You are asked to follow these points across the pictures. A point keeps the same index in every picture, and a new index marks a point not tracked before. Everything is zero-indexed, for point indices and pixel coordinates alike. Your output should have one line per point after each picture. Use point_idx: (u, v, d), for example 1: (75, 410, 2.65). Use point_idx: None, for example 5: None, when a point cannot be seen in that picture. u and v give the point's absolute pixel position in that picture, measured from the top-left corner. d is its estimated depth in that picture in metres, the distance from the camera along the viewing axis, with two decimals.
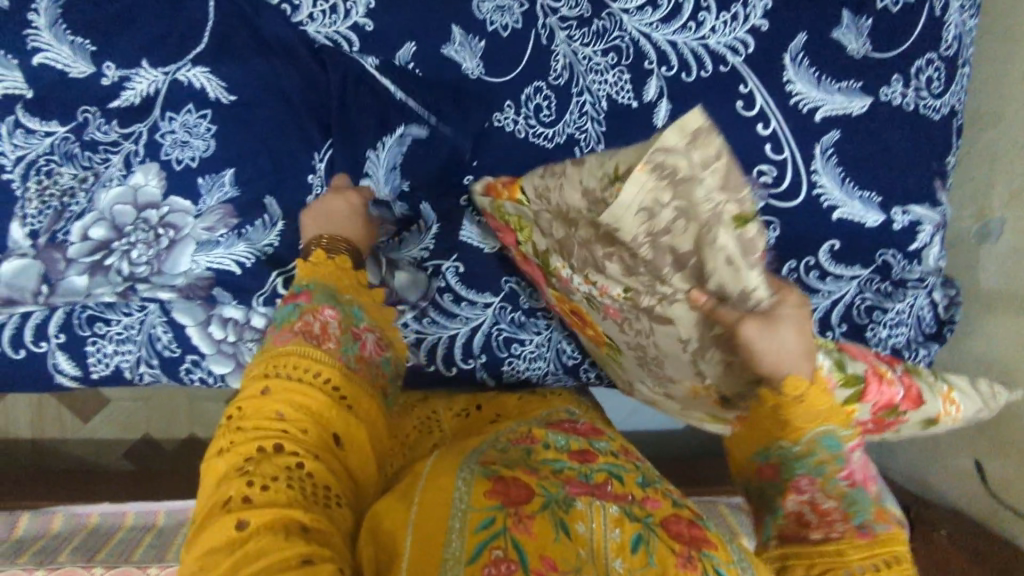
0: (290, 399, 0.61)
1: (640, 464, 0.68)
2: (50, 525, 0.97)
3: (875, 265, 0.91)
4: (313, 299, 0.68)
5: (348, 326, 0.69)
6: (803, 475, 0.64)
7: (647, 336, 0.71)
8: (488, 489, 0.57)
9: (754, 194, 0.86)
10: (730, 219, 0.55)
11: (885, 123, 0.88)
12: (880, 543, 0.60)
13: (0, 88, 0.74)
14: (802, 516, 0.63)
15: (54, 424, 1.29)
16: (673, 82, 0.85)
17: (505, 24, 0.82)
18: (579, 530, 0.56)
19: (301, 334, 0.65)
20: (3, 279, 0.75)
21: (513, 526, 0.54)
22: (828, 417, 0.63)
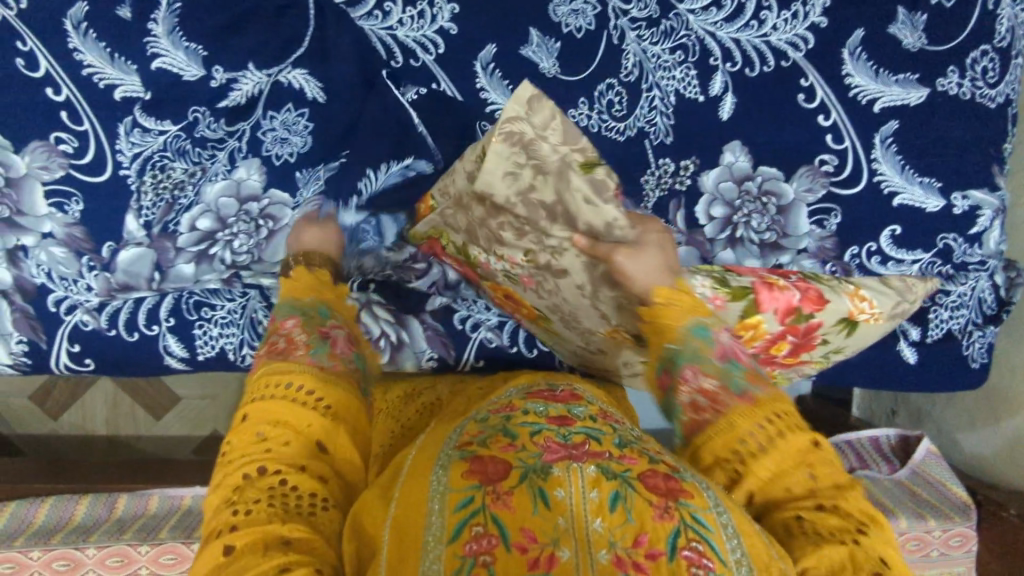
0: (267, 417, 0.60)
1: (618, 424, 0.65)
2: (147, 506, 1.02)
3: (937, 248, 0.93)
4: (275, 318, 0.69)
5: (314, 327, 0.69)
6: (688, 367, 0.64)
7: (557, 295, 0.75)
8: (466, 470, 0.56)
9: (813, 183, 0.92)
10: (578, 166, 0.64)
11: (942, 112, 0.91)
12: (761, 404, 0.62)
13: (121, 90, 0.80)
14: (695, 404, 0.63)
15: (128, 421, 1.34)
16: (737, 77, 0.90)
17: (580, 26, 0.88)
18: (557, 496, 0.54)
19: (268, 353, 0.65)
20: (121, 266, 0.82)
21: (492, 502, 0.54)
22: (688, 309, 0.67)
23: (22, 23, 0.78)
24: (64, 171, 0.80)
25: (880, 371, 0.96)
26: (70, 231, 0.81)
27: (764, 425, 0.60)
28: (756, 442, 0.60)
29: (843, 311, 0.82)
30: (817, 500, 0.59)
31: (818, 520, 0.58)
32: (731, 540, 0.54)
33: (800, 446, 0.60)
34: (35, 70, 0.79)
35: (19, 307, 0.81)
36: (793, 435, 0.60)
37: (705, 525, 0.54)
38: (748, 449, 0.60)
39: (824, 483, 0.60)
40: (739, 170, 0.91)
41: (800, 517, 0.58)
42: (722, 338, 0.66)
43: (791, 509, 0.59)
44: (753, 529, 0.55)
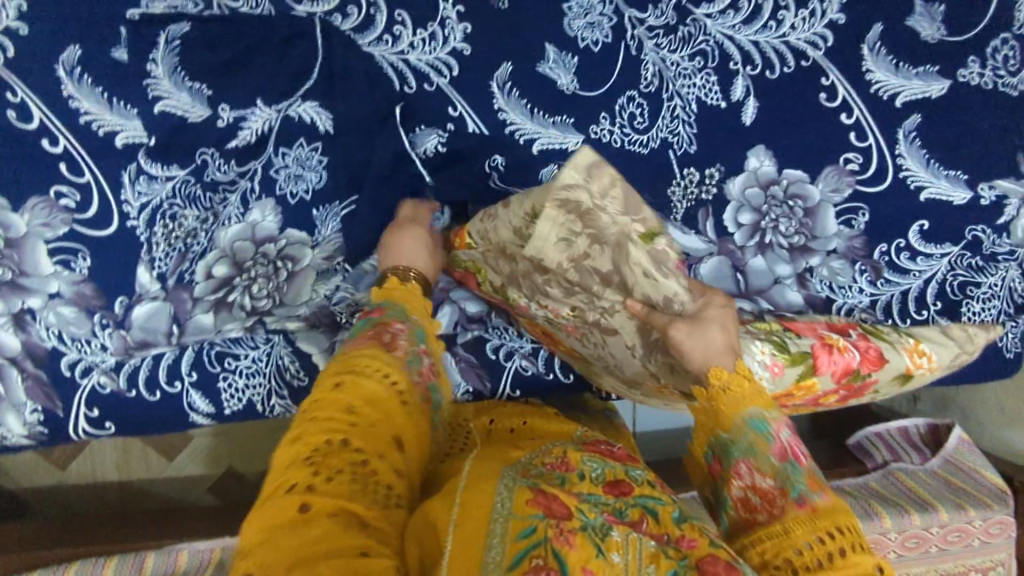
0: (360, 395, 0.59)
1: (677, 499, 0.60)
2: (176, 564, 0.97)
3: (966, 241, 0.92)
4: (385, 314, 0.69)
5: (415, 343, 0.67)
6: (741, 461, 0.63)
7: (601, 348, 0.75)
8: (529, 497, 0.53)
9: (840, 182, 0.90)
10: (639, 237, 0.63)
11: (965, 103, 0.90)
12: (823, 516, 0.58)
13: (122, 137, 0.76)
14: (748, 502, 0.62)
15: (141, 466, 1.28)
16: (758, 80, 0.88)
17: (596, 40, 0.85)
18: (614, 559, 0.50)
19: (374, 338, 0.65)
20: (137, 323, 0.78)
21: (555, 537, 0.50)
22: (749, 399, 0.64)
23: (11, 72, 0.73)
24: (67, 226, 0.76)
25: None
26: (78, 289, 0.77)
27: (822, 537, 0.56)
28: (812, 554, 0.56)
29: (899, 369, 0.87)
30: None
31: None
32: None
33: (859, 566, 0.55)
34: (29, 121, 0.74)
35: (29, 373, 0.77)
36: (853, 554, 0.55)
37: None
38: (805, 562, 0.56)
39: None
40: (764, 175, 0.89)
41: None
42: (780, 437, 0.63)
43: None
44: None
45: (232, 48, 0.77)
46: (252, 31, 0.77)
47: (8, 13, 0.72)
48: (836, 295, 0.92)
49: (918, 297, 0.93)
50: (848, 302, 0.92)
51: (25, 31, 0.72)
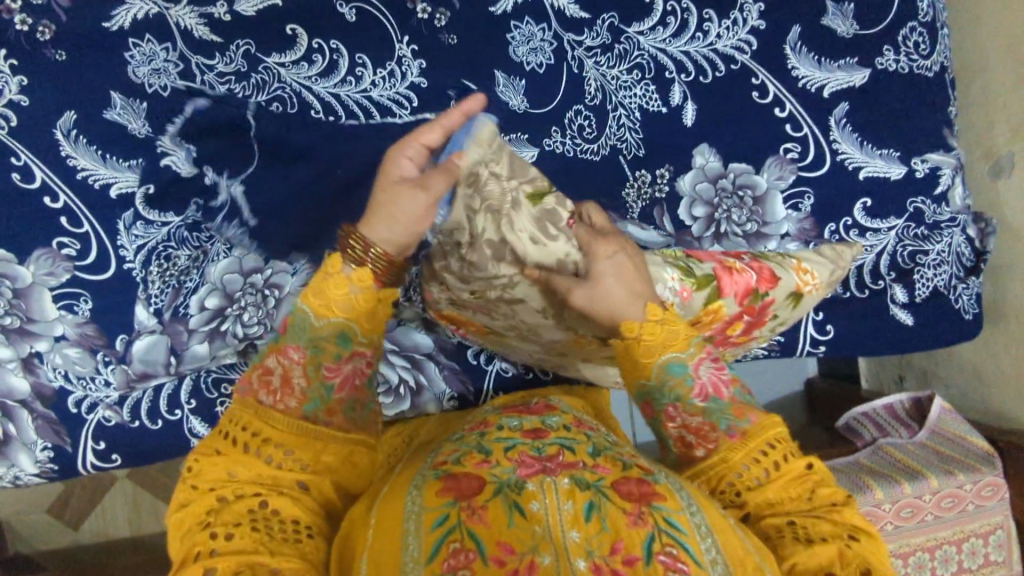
0: (239, 459, 0.61)
1: (592, 434, 0.69)
2: None
3: (908, 213, 0.99)
4: (281, 342, 0.64)
5: (317, 366, 0.63)
6: (669, 405, 0.68)
7: (512, 317, 0.77)
8: (439, 488, 0.60)
9: (782, 170, 0.97)
10: (527, 198, 0.70)
11: (886, 88, 0.98)
12: (758, 429, 0.67)
13: (117, 188, 0.84)
14: (684, 438, 0.69)
15: (151, 519, 1.32)
16: (694, 86, 0.96)
17: (540, 62, 0.93)
18: (534, 508, 0.58)
19: (255, 387, 0.63)
20: (138, 356, 0.83)
21: (468, 517, 0.57)
22: (669, 345, 0.68)
23: (15, 139, 0.81)
24: (69, 273, 0.82)
25: (886, 339, 1.00)
26: (81, 330, 0.83)
27: (763, 450, 0.66)
28: (756, 466, 0.66)
29: (791, 287, 0.83)
30: (824, 509, 0.65)
31: (813, 525, 0.63)
32: (705, 539, 0.58)
33: (797, 473, 0.66)
34: (31, 181, 0.81)
35: (39, 413, 0.82)
36: (789, 460, 0.66)
37: (677, 528, 0.58)
38: (746, 483, 0.66)
39: (817, 498, 0.65)
40: (712, 170, 0.96)
41: (791, 522, 0.63)
42: (709, 373, 0.69)
43: (774, 517, 0.64)
44: (732, 535, 0.59)
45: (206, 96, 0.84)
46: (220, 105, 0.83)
47: (11, 88, 0.80)
48: None
49: (872, 269, 0.99)
50: None
51: (25, 102, 0.81)
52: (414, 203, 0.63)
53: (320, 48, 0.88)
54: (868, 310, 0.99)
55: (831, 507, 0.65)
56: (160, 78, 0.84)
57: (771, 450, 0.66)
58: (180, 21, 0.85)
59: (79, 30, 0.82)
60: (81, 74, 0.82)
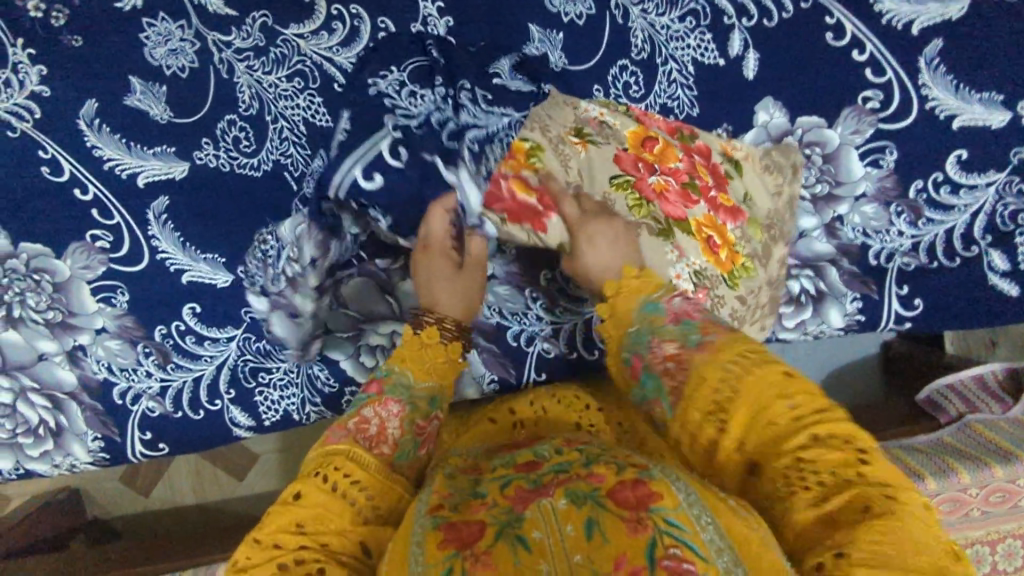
0: (316, 503, 0.55)
1: (585, 449, 0.58)
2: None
3: (1011, 166, 0.85)
4: (380, 392, 0.64)
5: (409, 422, 0.63)
6: (654, 348, 0.59)
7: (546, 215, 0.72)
8: (441, 538, 0.49)
9: (859, 122, 0.86)
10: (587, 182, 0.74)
11: (988, 20, 0.84)
12: (707, 363, 0.55)
13: (143, 176, 0.82)
14: (669, 374, 0.57)
15: (214, 487, 1.38)
16: (756, 31, 0.85)
17: (580, 13, 0.84)
18: (536, 537, 0.48)
19: (354, 433, 0.60)
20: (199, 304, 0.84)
21: (471, 566, 0.47)
22: (641, 288, 0.65)
23: (40, 132, 0.79)
24: (105, 266, 0.82)
25: (980, 312, 0.88)
26: (121, 322, 0.83)
27: (728, 366, 0.54)
28: (717, 413, 0.53)
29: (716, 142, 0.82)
30: (811, 419, 0.49)
31: (819, 459, 0.48)
32: (709, 530, 0.47)
33: (771, 379, 0.52)
34: (60, 174, 0.80)
35: (88, 405, 0.84)
36: (747, 381, 0.52)
37: (679, 526, 0.47)
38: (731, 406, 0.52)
39: (797, 405, 0.50)
40: (776, 128, 0.86)
41: (795, 452, 0.49)
42: (654, 347, 0.59)
43: (787, 450, 0.49)
44: (738, 518, 0.49)
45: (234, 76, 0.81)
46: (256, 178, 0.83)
47: (31, 79, 0.78)
48: (872, 240, 0.88)
49: (964, 233, 0.87)
50: (887, 246, 0.88)
51: (46, 92, 0.79)
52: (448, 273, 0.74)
53: (341, 14, 0.81)
54: (962, 280, 0.88)
55: (814, 415, 0.50)
56: (178, 59, 0.81)
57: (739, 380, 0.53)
58: None
59: (94, 13, 0.79)
60: (101, 62, 0.80)
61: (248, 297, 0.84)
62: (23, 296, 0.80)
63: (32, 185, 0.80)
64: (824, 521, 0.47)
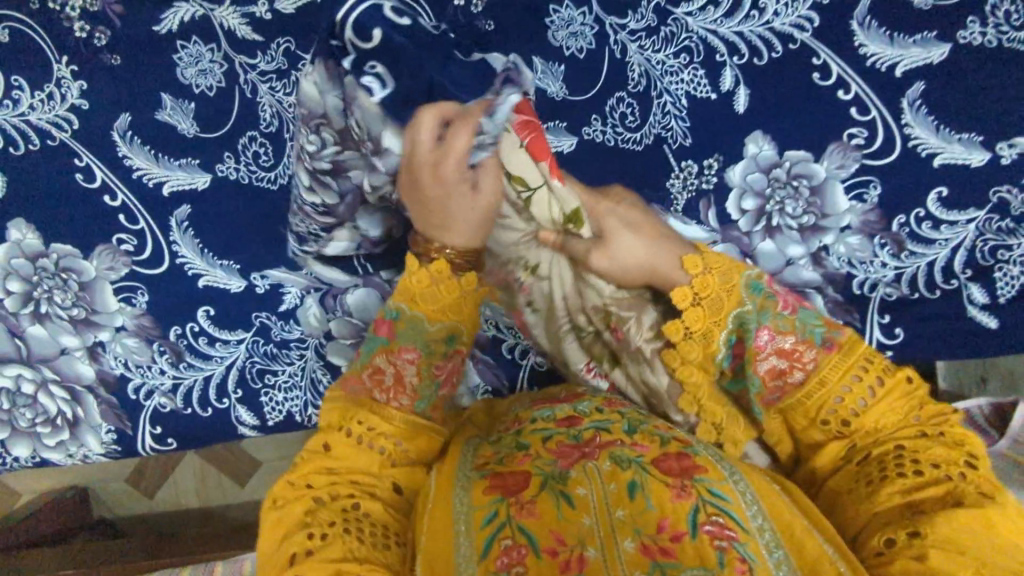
0: (345, 453, 0.63)
1: (626, 411, 0.67)
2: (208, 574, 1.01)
3: (991, 204, 0.89)
4: (396, 338, 0.67)
5: (427, 367, 0.68)
6: (761, 330, 0.62)
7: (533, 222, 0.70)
8: (486, 486, 0.59)
9: (844, 158, 0.90)
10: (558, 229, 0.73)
11: (969, 65, 0.88)
12: (845, 361, 0.61)
13: (168, 186, 0.88)
14: (775, 370, 0.63)
15: (217, 491, 1.41)
16: (747, 68, 0.90)
17: (581, 47, 0.90)
18: (580, 493, 0.57)
19: (372, 387, 0.66)
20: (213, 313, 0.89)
21: (518, 513, 0.56)
22: (738, 268, 0.64)
23: (77, 142, 0.87)
24: (128, 268, 0.88)
25: (962, 344, 0.91)
26: (139, 321, 0.88)
27: (855, 380, 0.61)
28: (842, 408, 0.61)
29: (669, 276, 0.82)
30: (916, 427, 0.59)
31: (920, 455, 0.57)
32: (751, 507, 0.57)
33: (899, 390, 0.61)
34: (93, 181, 0.87)
35: (103, 398, 0.89)
36: (888, 382, 0.61)
37: (721, 497, 0.57)
38: (849, 408, 0.61)
39: (926, 415, 0.60)
40: (765, 159, 0.90)
41: (897, 448, 0.59)
42: (764, 338, 0.62)
43: (889, 445, 0.59)
44: (780, 503, 0.58)
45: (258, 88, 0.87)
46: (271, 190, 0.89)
47: (72, 93, 0.86)
48: (856, 270, 0.91)
49: (945, 267, 0.90)
50: (870, 276, 0.91)
51: (85, 105, 0.86)
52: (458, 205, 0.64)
53: None
54: (942, 312, 0.91)
55: (919, 428, 0.59)
56: (207, 78, 0.87)
57: (883, 384, 0.61)
58: (223, 21, 0.87)
59: (133, 35, 0.86)
60: (136, 80, 0.87)
61: (259, 302, 0.89)
62: (51, 293, 0.87)
63: (68, 192, 0.87)
64: (908, 505, 0.55)
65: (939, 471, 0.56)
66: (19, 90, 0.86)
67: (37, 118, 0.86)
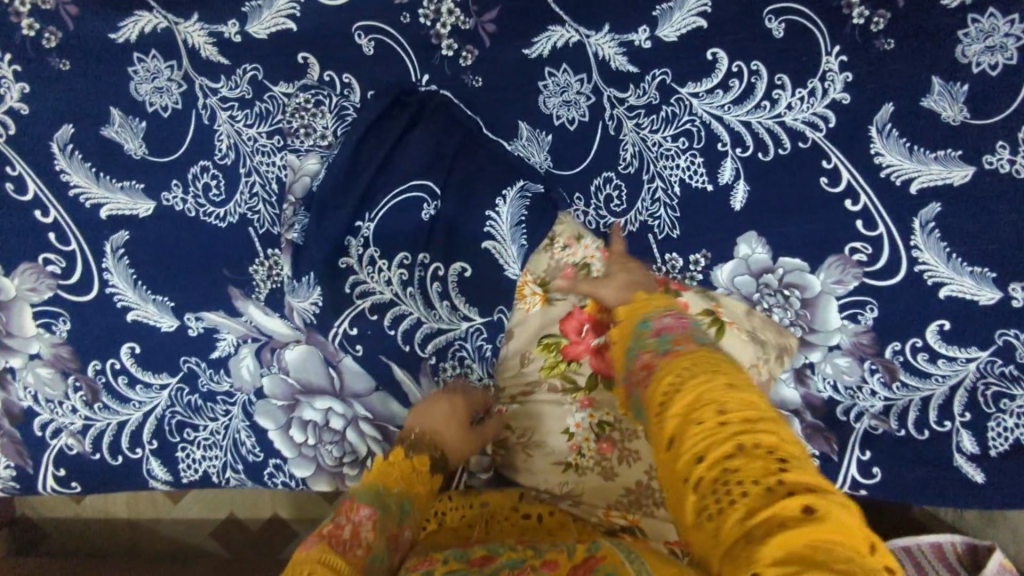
0: None
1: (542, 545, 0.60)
2: None
3: (995, 346, 0.81)
4: (353, 500, 0.61)
5: (384, 528, 0.60)
6: (647, 351, 0.61)
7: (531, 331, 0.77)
8: None
9: (842, 273, 0.83)
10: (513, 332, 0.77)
11: (993, 193, 0.80)
12: (670, 367, 0.57)
13: (107, 209, 0.81)
14: (642, 374, 0.60)
15: (149, 506, 1.35)
16: (750, 162, 0.82)
17: (572, 117, 0.83)
18: None
19: (326, 538, 0.57)
20: (137, 352, 0.82)
21: None
22: (642, 308, 0.67)
23: (13, 148, 0.79)
24: (52, 291, 0.81)
25: (945, 494, 0.83)
26: (56, 350, 0.81)
27: (680, 376, 0.55)
28: (669, 402, 0.55)
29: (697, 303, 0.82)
30: (733, 439, 0.49)
31: (743, 476, 0.47)
32: None
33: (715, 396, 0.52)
34: (25, 193, 0.80)
35: (5, 430, 0.82)
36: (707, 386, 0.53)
37: None
38: (676, 395, 0.54)
39: (736, 411, 0.51)
40: (757, 263, 0.83)
41: (725, 467, 0.48)
42: (637, 355, 0.62)
43: (715, 459, 0.49)
44: None
45: (312, 120, 0.81)
46: (223, 227, 0.82)
47: (12, 95, 0.79)
48: (841, 395, 0.85)
49: (939, 405, 0.83)
50: (857, 404, 0.84)
51: (26, 110, 0.79)
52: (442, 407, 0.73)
53: (331, 81, 0.81)
54: (929, 455, 0.83)
55: (734, 440, 0.49)
56: (163, 98, 0.80)
57: (692, 379, 0.54)
58: (187, 39, 0.80)
59: (88, 40, 0.79)
60: (83, 89, 0.80)
61: (189, 346, 0.82)
62: None
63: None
64: (740, 532, 0.45)
65: (760, 487, 0.46)
66: None
67: None
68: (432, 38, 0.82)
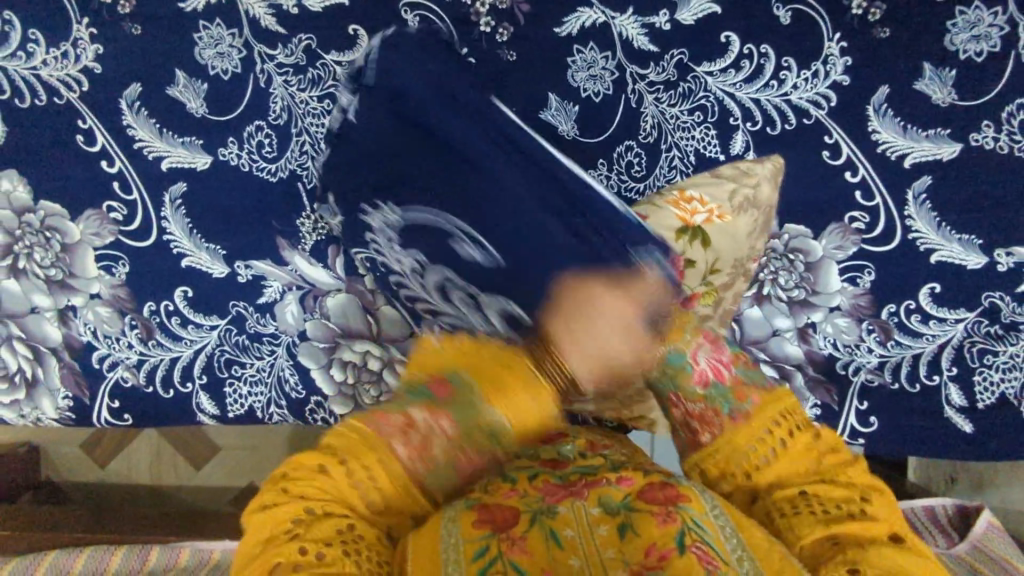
0: (345, 483, 0.53)
1: (608, 455, 0.68)
2: (146, 560, 0.98)
3: (982, 307, 0.89)
4: (448, 399, 0.56)
5: (465, 437, 0.55)
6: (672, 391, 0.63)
7: None
8: (475, 518, 0.55)
9: (842, 239, 0.90)
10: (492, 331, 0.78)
11: (979, 168, 0.88)
12: (747, 425, 0.61)
13: (167, 162, 0.87)
14: (688, 423, 0.63)
15: (170, 472, 1.39)
16: (759, 135, 0.90)
17: (597, 91, 0.90)
18: (568, 535, 0.55)
19: (397, 433, 0.54)
20: (190, 294, 0.88)
21: (508, 550, 0.53)
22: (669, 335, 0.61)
23: (84, 103, 0.86)
24: (113, 236, 0.87)
25: (934, 444, 0.90)
26: (116, 291, 0.88)
27: (765, 430, 0.60)
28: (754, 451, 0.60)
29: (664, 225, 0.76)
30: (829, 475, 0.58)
31: (826, 497, 0.57)
32: (731, 539, 0.54)
33: (806, 444, 0.60)
34: (93, 145, 0.87)
35: (65, 363, 0.88)
36: (798, 436, 0.60)
37: (704, 527, 0.55)
38: (754, 462, 0.60)
39: (826, 463, 0.59)
40: None
41: (800, 492, 0.57)
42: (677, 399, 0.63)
43: (791, 486, 0.58)
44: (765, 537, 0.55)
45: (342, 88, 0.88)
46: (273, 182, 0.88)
47: (86, 55, 0.86)
48: (840, 352, 0.91)
49: (931, 361, 0.90)
50: (855, 360, 0.91)
51: (98, 69, 0.86)
52: (617, 336, 0.59)
53: None
54: (920, 408, 0.90)
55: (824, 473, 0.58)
56: (224, 62, 0.87)
57: (787, 439, 0.60)
58: (249, 9, 0.87)
59: (157, 8, 0.87)
60: (150, 51, 0.87)
61: (239, 291, 0.88)
62: (31, 250, 0.86)
63: (68, 152, 0.87)
64: (829, 536, 0.54)
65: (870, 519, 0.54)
66: (34, 43, 0.86)
67: (48, 75, 0.86)
68: (472, 15, 0.90)
